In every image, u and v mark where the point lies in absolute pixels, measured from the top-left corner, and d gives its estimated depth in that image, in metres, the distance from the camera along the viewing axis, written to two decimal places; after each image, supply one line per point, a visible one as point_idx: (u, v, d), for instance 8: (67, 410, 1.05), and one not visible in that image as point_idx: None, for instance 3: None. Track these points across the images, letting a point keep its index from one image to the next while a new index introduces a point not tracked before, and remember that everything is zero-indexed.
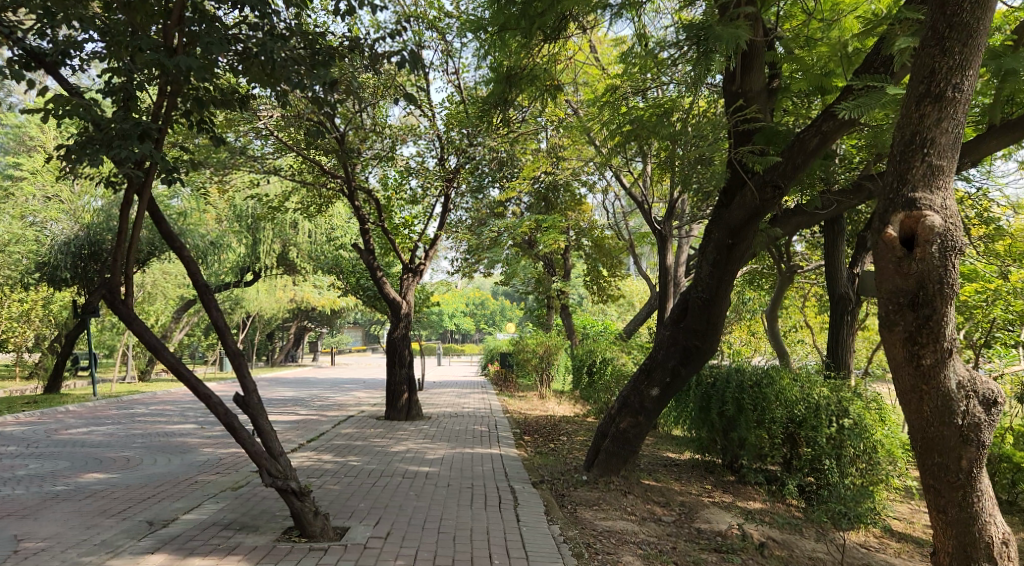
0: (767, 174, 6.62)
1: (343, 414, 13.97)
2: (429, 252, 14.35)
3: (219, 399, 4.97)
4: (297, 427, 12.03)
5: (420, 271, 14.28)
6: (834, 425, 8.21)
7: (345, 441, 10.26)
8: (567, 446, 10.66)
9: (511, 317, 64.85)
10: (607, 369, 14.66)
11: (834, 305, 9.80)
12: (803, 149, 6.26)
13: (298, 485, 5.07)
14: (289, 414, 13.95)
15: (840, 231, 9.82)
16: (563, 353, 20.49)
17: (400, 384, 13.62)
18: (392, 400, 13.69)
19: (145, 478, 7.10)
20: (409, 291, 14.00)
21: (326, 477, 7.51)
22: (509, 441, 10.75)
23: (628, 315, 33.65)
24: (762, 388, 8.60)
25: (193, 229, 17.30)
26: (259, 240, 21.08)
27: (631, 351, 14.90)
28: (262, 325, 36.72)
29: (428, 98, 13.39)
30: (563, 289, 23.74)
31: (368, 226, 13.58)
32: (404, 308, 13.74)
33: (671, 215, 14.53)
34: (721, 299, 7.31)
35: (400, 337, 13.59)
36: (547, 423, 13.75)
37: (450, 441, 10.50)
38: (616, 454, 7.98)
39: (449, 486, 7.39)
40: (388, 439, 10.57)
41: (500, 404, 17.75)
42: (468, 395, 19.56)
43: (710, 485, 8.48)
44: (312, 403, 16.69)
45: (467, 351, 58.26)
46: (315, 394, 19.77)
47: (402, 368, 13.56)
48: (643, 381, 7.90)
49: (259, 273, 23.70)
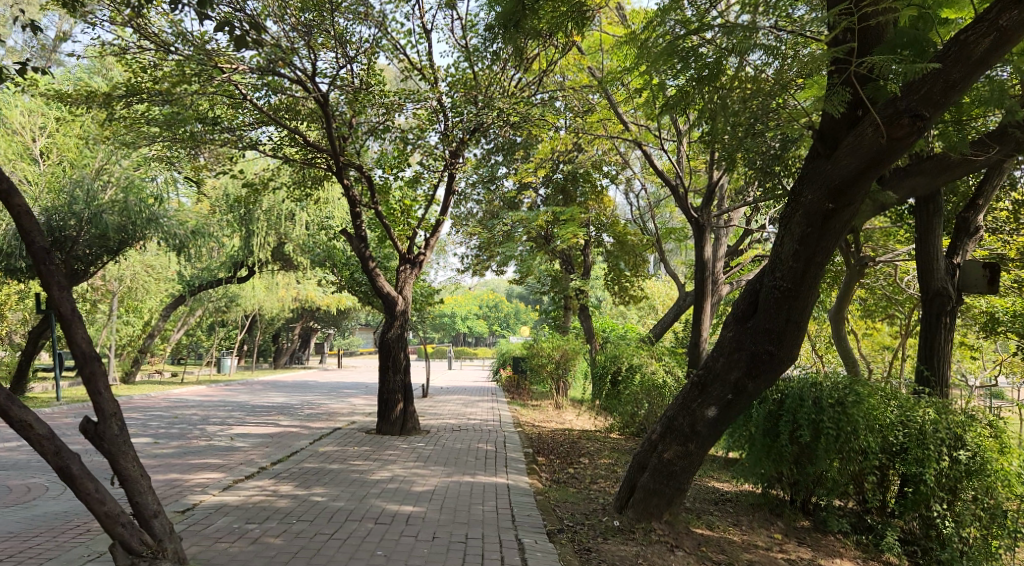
0: (901, 101, 4.82)
1: (331, 426, 12.13)
2: (431, 242, 12.48)
3: (62, 443, 4.15)
4: (271, 442, 10.21)
5: (419, 264, 12.41)
6: (946, 458, 6.29)
7: (318, 463, 8.40)
8: (590, 473, 8.74)
9: (525, 320, 62.81)
10: (633, 378, 12.72)
11: (929, 303, 7.85)
12: (960, 62, 4.66)
13: (159, 544, 4.38)
14: (266, 426, 12.11)
15: (937, 211, 7.86)
16: (582, 358, 18.59)
17: (395, 393, 11.71)
18: (385, 412, 11.73)
19: (24, 524, 5.29)
20: (407, 287, 12.18)
21: (271, 522, 5.66)
22: (520, 466, 8.81)
23: (649, 320, 31.62)
24: (847, 409, 6.53)
25: (171, 216, 15.57)
26: (252, 232, 19.40)
27: (662, 359, 12.97)
28: (264, 325, 35.00)
29: (429, 60, 11.55)
30: (583, 289, 21.82)
31: (359, 209, 11.78)
32: (401, 306, 11.97)
33: (708, 199, 12.68)
34: (807, 290, 5.42)
35: (395, 338, 11.82)
36: (565, 440, 11.83)
37: (447, 465, 8.62)
38: (658, 493, 6.08)
39: (435, 538, 5.48)
40: (371, 461, 8.68)
41: (511, 415, 15.85)
42: (477, 404, 17.68)
43: (779, 533, 6.53)
44: (300, 412, 14.88)
45: (480, 355, 56.32)
46: (308, 400, 17.95)
47: (396, 375, 11.73)
48: (696, 396, 5.98)
49: (253, 269, 21.99)
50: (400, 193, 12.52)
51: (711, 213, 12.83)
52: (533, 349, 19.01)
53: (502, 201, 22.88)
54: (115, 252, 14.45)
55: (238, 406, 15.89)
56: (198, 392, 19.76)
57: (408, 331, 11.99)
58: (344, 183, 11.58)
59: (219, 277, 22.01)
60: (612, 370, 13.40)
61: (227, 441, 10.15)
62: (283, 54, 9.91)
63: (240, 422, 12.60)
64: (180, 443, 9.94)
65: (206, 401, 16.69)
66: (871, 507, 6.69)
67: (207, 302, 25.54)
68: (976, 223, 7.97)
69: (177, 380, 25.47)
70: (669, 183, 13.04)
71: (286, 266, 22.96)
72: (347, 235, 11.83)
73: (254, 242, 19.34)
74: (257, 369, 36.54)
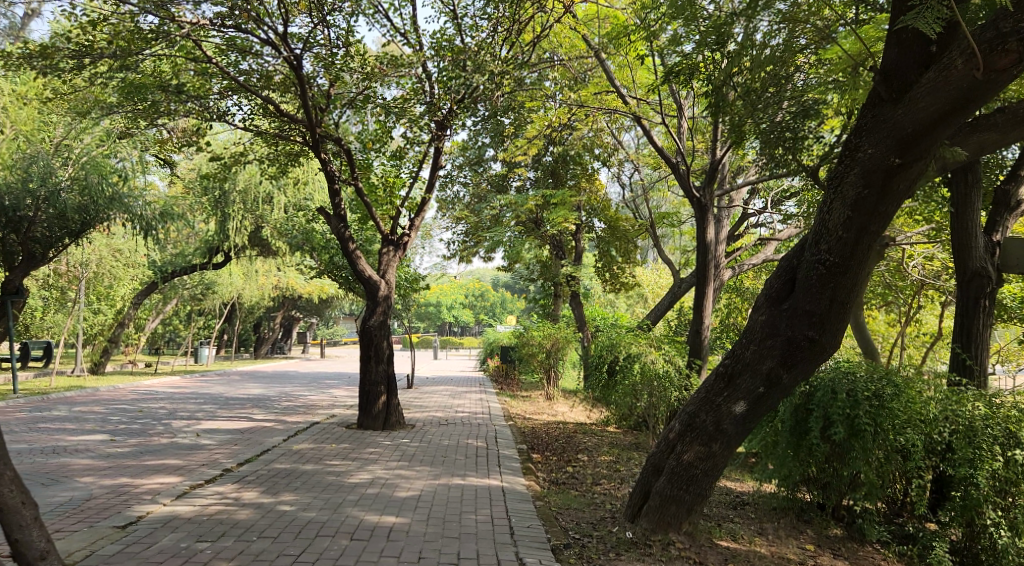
0: (1000, 34, 4.24)
1: (308, 421, 11.27)
2: (415, 223, 11.61)
3: None
4: (241, 439, 9.34)
5: (403, 247, 11.54)
6: (1000, 457, 5.53)
7: (290, 464, 7.56)
8: (592, 474, 7.95)
9: (511, 310, 61.94)
10: (631, 368, 11.93)
11: (965, 286, 7.13)
12: None
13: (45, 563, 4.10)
14: (237, 421, 11.21)
15: (975, 181, 7.08)
16: (573, 347, 17.80)
17: (378, 384, 10.87)
18: (367, 406, 10.88)
19: None
20: (390, 271, 11.33)
21: (228, 539, 4.85)
22: (514, 466, 8.01)
23: (639, 309, 30.85)
24: (886, 403, 5.83)
25: (137, 195, 14.62)
26: (229, 215, 18.50)
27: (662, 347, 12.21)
28: (243, 313, 33.96)
29: (413, 23, 10.70)
30: (573, 275, 21.04)
31: (338, 186, 10.89)
32: (383, 291, 11.11)
33: (711, 178, 11.95)
34: (857, 263, 4.73)
35: (378, 326, 10.99)
36: (561, 435, 11.02)
37: (434, 465, 7.80)
38: (675, 500, 5.32)
39: (420, 558, 4.68)
40: (349, 461, 7.84)
41: (500, 407, 15.05)
42: (465, 395, 16.83)
43: (810, 545, 5.77)
44: (275, 404, 13.99)
45: (465, 344, 55.50)
46: (286, 392, 17.04)
47: (379, 365, 10.90)
48: (721, 389, 5.22)
49: (229, 254, 21.03)
50: (382, 169, 11.65)
51: (713, 192, 12.10)
52: (523, 338, 18.19)
53: (490, 184, 22.06)
54: (77, 234, 13.46)
55: (211, 398, 14.95)
56: (171, 384, 18.77)
57: (391, 318, 11.16)
58: (320, 158, 10.72)
59: (193, 263, 21.00)
60: (609, 360, 12.62)
61: (192, 438, 9.25)
62: (254, 13, 9.08)
63: (209, 416, 11.69)
64: (139, 440, 9.02)
65: (176, 394, 15.72)
66: (903, 508, 6.03)
67: (181, 290, 24.54)
68: (1017, 195, 7.25)
69: (149, 371, 24.43)
70: (669, 161, 12.28)
71: (264, 252, 21.99)
72: (325, 215, 10.96)
73: (230, 225, 18.44)
74: (236, 359, 35.50)
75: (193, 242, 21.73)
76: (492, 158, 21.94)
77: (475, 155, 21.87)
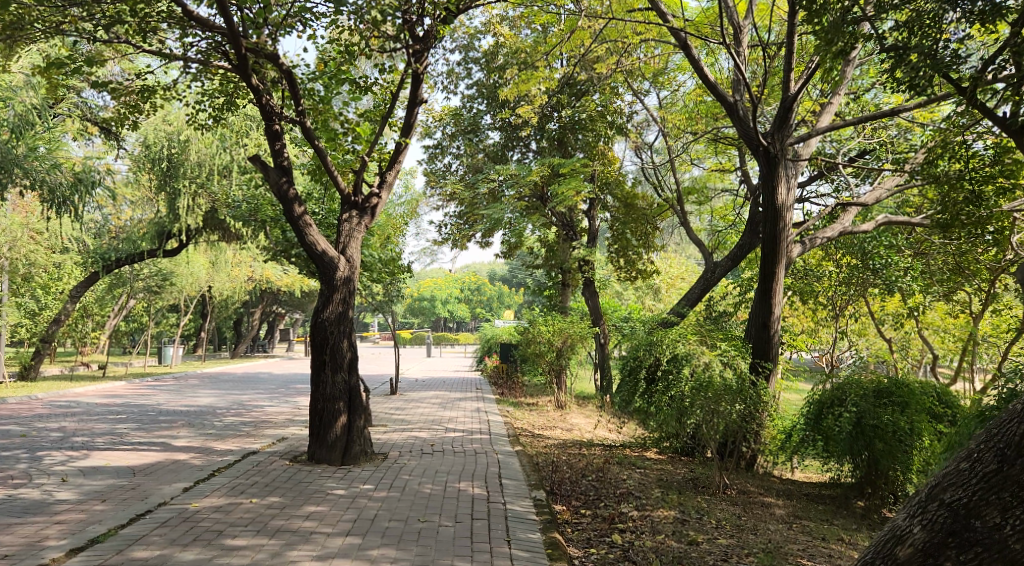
0: None
1: (243, 451, 8.24)
2: (388, 179, 8.55)
3: None
4: (123, 486, 6.32)
5: (373, 213, 8.50)
6: None
7: (159, 550, 4.55)
8: (653, 555, 5.03)
9: (509, 305, 58.80)
10: (681, 374, 9.05)
11: None
12: None
13: None
14: (142, 451, 8.16)
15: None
16: (588, 344, 14.84)
17: (335, 400, 7.87)
18: (319, 430, 7.87)
19: None
20: (353, 244, 8.31)
21: None
22: (534, 540, 5.08)
23: (650, 301, 27.95)
24: None
25: (37, 156, 11.59)
26: (176, 193, 17.20)
27: (718, 347, 9.26)
28: (215, 309, 30.94)
29: None
30: (586, 259, 18.08)
31: (276, 127, 7.88)
32: (343, 272, 8.10)
33: (783, 123, 9.13)
34: None
35: (335, 320, 7.98)
36: (590, 466, 8.11)
37: (400, 543, 4.85)
38: None
39: None
40: (265, 539, 4.82)
41: (504, 421, 12.08)
42: (460, 405, 13.82)
43: None
44: (215, 422, 10.93)
45: (460, 340, 52.63)
46: (241, 401, 14.00)
47: (337, 373, 7.92)
48: None
49: (183, 237, 18.06)
50: (341, 108, 8.61)
51: (786, 141, 9.27)
52: (529, 334, 15.20)
53: (487, 156, 19.16)
54: None
55: (138, 411, 11.90)
56: (107, 392, 15.70)
57: (354, 310, 8.16)
58: (251, 85, 7.70)
59: (142, 248, 18.07)
60: (648, 364, 9.70)
61: (47, 489, 6.19)
62: None
63: (109, 443, 8.62)
64: None
65: (100, 405, 12.68)
66: None
67: (134, 282, 21.49)
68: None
69: (99, 373, 21.40)
70: (724, 101, 9.45)
71: (226, 236, 19.03)
72: (260, 168, 7.93)
73: (178, 203, 17.14)
74: (208, 359, 32.41)
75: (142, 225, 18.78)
76: (489, 125, 19.07)
77: (470, 122, 18.96)
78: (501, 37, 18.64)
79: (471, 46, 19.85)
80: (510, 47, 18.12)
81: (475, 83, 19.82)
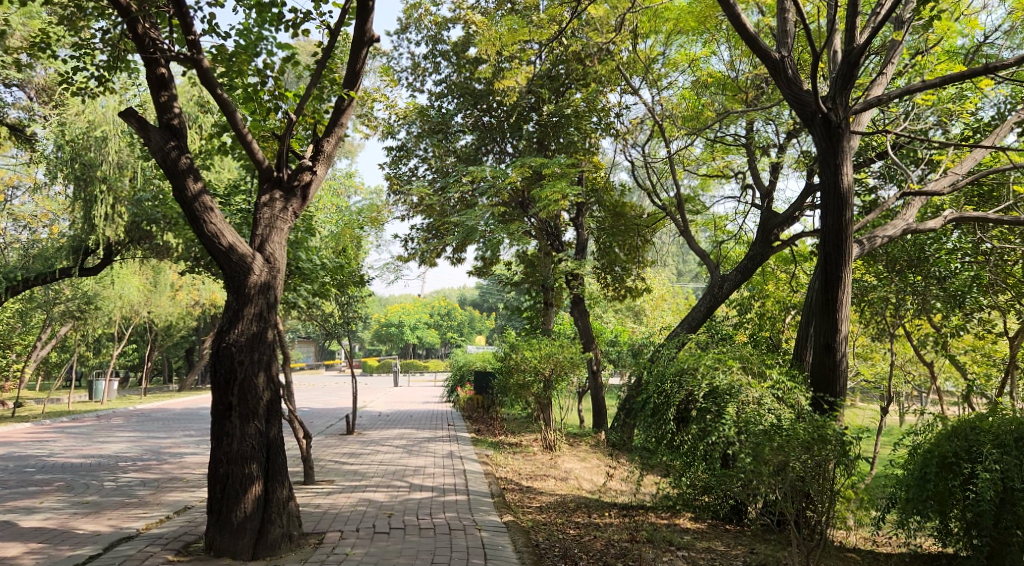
0: None
1: (116, 538, 5.77)
2: (325, 149, 6.20)
3: None
4: None
5: (304, 194, 6.12)
6: None
7: None
8: None
9: (480, 329, 56.47)
10: (725, 413, 6.72)
11: None
12: None
13: None
14: None
15: None
16: (580, 371, 12.57)
17: (245, 460, 5.42)
18: (221, 505, 5.40)
19: None
20: (276, 237, 5.91)
21: None
22: None
23: (633, 322, 25.98)
24: None
25: None
26: (93, 200, 14.62)
27: (769, 378, 7.00)
28: (158, 337, 28.06)
29: None
30: (574, 274, 15.89)
31: (159, 69, 5.56)
32: (258, 275, 5.69)
33: (846, 84, 6.92)
34: None
35: (246, 345, 5.55)
36: (612, 550, 5.77)
37: None
38: None
39: None
40: None
41: (483, 470, 9.69)
42: (429, 449, 11.39)
43: None
44: (105, 483, 8.36)
45: (430, 367, 50.01)
46: (158, 449, 11.37)
47: (247, 422, 5.48)
48: None
49: (105, 253, 15.40)
50: (260, 54, 6.32)
51: (850, 107, 7.08)
52: (509, 361, 12.87)
53: (458, 159, 16.88)
54: None
55: (12, 468, 9.27)
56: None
57: (274, 330, 5.76)
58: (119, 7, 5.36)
59: (55, 267, 15.43)
60: (676, 402, 7.19)
61: None
62: None
63: None
64: None
65: None
66: None
67: (53, 306, 18.70)
68: None
69: (10, 412, 18.49)
70: (767, 57, 7.24)
71: (156, 251, 16.40)
72: (136, 126, 5.49)
73: (95, 212, 14.55)
74: (151, 391, 29.48)
75: (57, 239, 16.07)
76: (461, 124, 16.84)
77: (438, 120, 16.69)
78: (472, 25, 16.48)
79: (439, 38, 17.68)
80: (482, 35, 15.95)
81: (444, 79, 17.58)
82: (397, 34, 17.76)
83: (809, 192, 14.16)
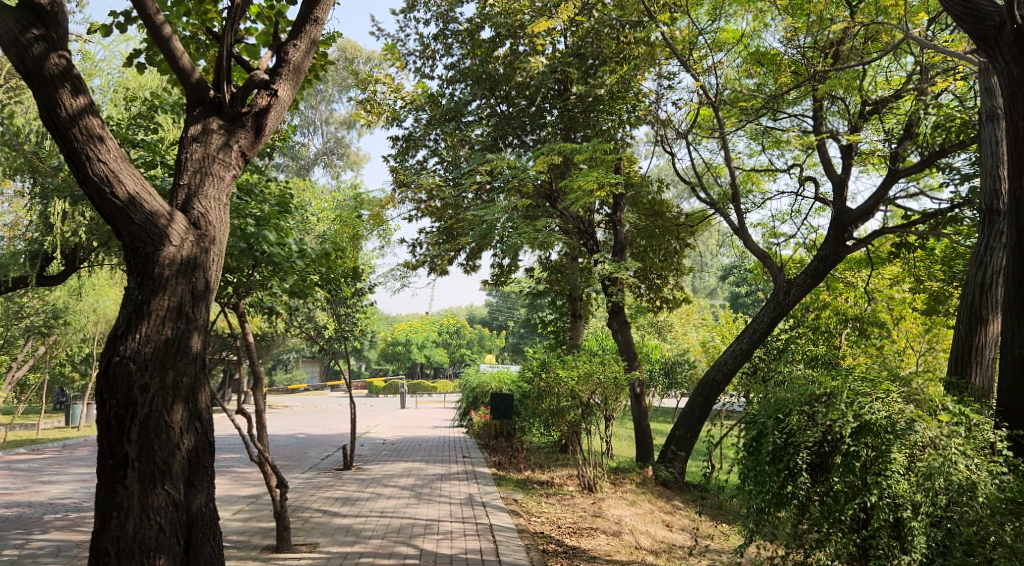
0: None
1: None
2: (292, 58, 4.37)
3: None
4: None
5: (258, 126, 4.20)
6: None
7: None
8: None
9: (490, 348, 54.30)
10: (890, 463, 4.40)
11: None
12: None
13: None
14: None
15: None
16: (625, 392, 10.33)
17: (154, 551, 3.43)
18: None
19: None
20: (213, 191, 3.94)
21: None
22: None
23: (660, 339, 23.74)
24: None
25: None
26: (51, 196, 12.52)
27: (941, 409, 4.56)
28: None
29: None
30: (608, 279, 13.70)
31: None
32: (176, 241, 3.71)
33: None
34: None
35: (156, 361, 3.55)
36: None
37: None
38: None
39: None
40: None
41: (511, 524, 7.43)
42: (442, 492, 9.12)
43: None
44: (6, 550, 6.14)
45: (438, 388, 47.70)
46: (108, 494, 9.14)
47: (156, 484, 3.48)
48: None
49: (68, 259, 13.25)
50: None
51: None
52: (537, 381, 10.63)
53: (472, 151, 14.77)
54: None
55: None
56: None
57: (202, 334, 3.76)
58: None
59: (9, 275, 13.27)
60: (808, 443, 4.77)
61: None
62: None
63: None
64: None
65: None
66: None
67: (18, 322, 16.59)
68: None
69: None
70: None
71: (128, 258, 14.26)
72: None
73: (52, 209, 12.43)
74: None
75: (17, 244, 13.98)
76: (474, 111, 14.78)
77: (450, 107, 14.65)
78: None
79: (450, 16, 15.64)
80: (499, 7, 13.90)
81: (456, 62, 15.53)
82: (403, 14, 15.79)
83: (887, 185, 12.17)
